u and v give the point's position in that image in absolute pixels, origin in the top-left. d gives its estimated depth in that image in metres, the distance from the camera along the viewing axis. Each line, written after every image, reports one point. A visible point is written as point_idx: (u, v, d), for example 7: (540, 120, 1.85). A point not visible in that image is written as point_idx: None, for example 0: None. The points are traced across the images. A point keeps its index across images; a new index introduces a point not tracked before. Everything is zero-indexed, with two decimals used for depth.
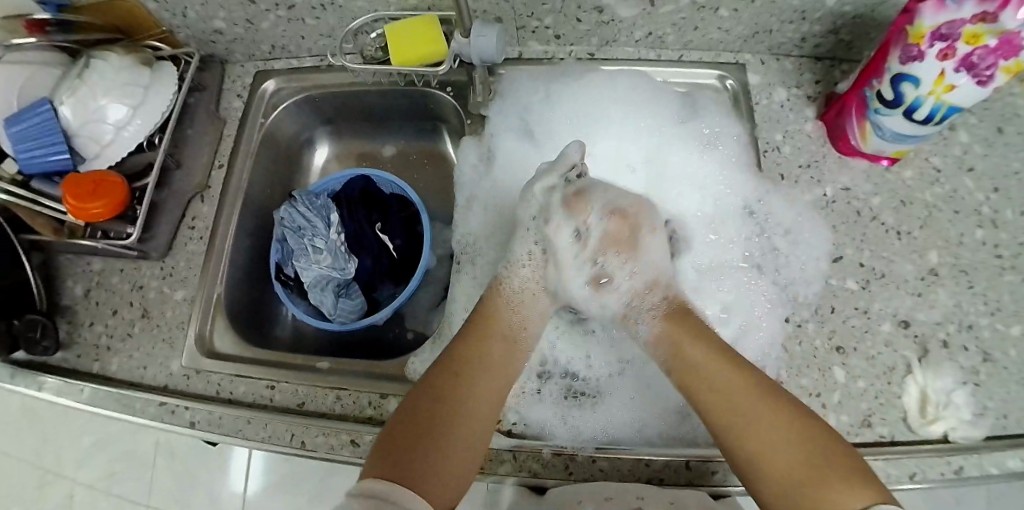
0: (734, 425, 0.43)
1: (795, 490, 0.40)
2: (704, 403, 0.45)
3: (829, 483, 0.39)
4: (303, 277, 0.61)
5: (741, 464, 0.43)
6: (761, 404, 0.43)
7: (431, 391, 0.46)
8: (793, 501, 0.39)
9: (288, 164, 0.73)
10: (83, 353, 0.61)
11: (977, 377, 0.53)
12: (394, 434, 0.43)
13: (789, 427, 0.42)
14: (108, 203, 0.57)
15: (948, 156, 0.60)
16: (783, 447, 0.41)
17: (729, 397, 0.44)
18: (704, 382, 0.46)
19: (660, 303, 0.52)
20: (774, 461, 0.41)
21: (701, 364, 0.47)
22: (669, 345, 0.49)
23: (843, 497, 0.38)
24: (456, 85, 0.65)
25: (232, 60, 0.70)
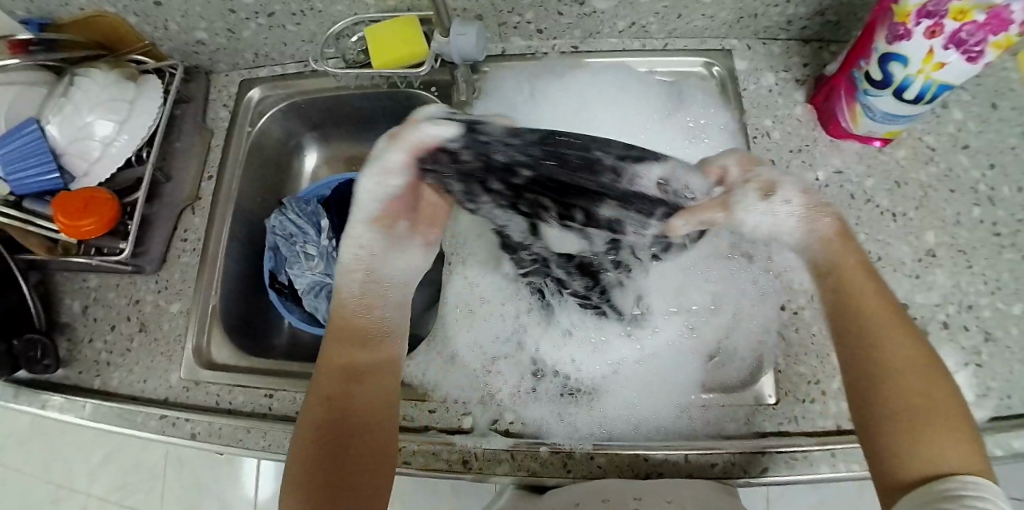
0: (875, 332, 0.40)
1: (903, 419, 0.37)
2: (853, 312, 0.41)
3: (949, 435, 0.36)
4: (297, 284, 0.62)
5: (858, 377, 0.40)
6: (907, 333, 0.40)
7: (324, 434, 0.43)
8: (894, 440, 0.37)
9: (279, 171, 0.73)
10: (84, 369, 0.61)
11: (978, 357, 0.53)
12: (297, 490, 0.41)
13: (918, 367, 0.38)
14: (100, 219, 0.57)
15: (942, 134, 0.59)
16: (916, 376, 0.38)
17: (878, 307, 0.41)
18: (863, 295, 0.41)
19: (829, 231, 0.45)
20: (903, 383, 0.38)
21: (856, 276, 0.42)
22: (824, 251, 0.44)
23: (950, 452, 0.35)
24: (441, 84, 0.64)
25: (216, 70, 0.70)
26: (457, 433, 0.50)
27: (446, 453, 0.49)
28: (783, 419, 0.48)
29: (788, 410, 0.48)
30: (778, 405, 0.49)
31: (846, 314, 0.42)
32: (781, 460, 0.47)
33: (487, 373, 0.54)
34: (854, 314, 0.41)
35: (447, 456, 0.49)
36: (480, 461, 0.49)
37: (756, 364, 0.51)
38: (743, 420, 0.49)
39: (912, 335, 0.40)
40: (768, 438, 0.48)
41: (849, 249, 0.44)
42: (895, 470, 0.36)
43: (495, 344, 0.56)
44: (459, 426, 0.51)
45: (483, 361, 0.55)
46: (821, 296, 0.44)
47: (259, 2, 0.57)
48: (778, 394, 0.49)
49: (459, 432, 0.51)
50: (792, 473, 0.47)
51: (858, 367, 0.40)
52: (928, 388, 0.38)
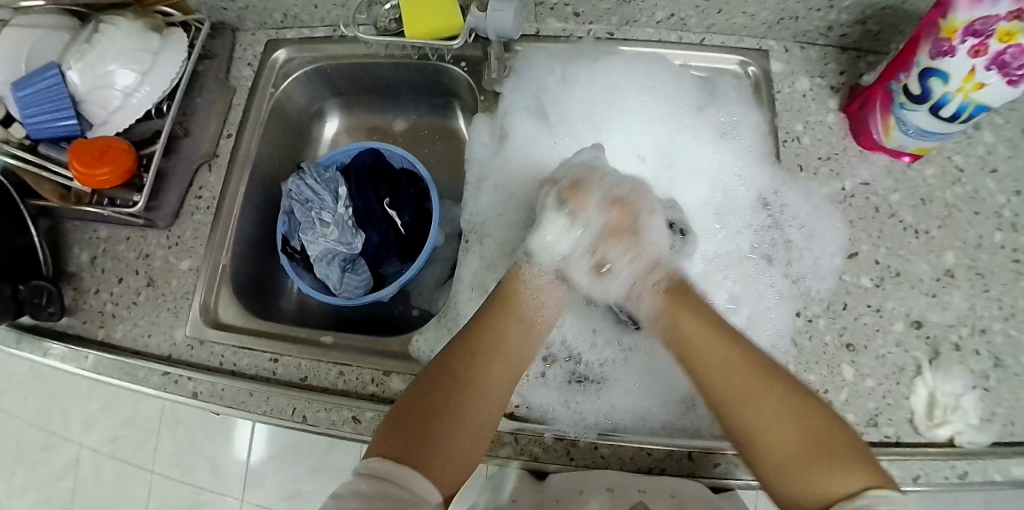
0: (716, 388, 0.44)
1: (794, 465, 0.40)
2: (694, 367, 0.46)
3: (828, 461, 0.39)
4: (310, 250, 0.61)
5: (739, 438, 0.43)
6: (747, 378, 0.43)
7: (442, 382, 0.44)
8: (790, 475, 0.40)
9: (299, 135, 0.72)
10: (89, 319, 0.61)
11: (986, 381, 0.52)
12: (398, 429, 0.42)
13: (790, 409, 0.41)
14: (115, 170, 0.56)
15: (972, 155, 0.59)
16: (780, 419, 0.41)
17: (736, 364, 0.44)
18: (694, 342, 0.46)
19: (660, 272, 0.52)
20: (752, 425, 0.42)
21: (694, 332, 0.47)
22: (657, 309, 0.50)
23: (835, 476, 0.38)
24: (471, 60, 0.63)
25: (243, 28, 0.68)
26: None
27: None
28: None
29: None
30: None
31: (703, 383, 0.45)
32: None
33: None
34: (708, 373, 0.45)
35: None
36: None
37: None
38: None
39: (771, 379, 0.43)
40: None
41: (687, 315, 0.47)
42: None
43: None
44: None
45: None
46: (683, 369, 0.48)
47: None
48: None
49: None
50: None
51: (736, 432, 0.43)
52: (805, 423, 0.41)
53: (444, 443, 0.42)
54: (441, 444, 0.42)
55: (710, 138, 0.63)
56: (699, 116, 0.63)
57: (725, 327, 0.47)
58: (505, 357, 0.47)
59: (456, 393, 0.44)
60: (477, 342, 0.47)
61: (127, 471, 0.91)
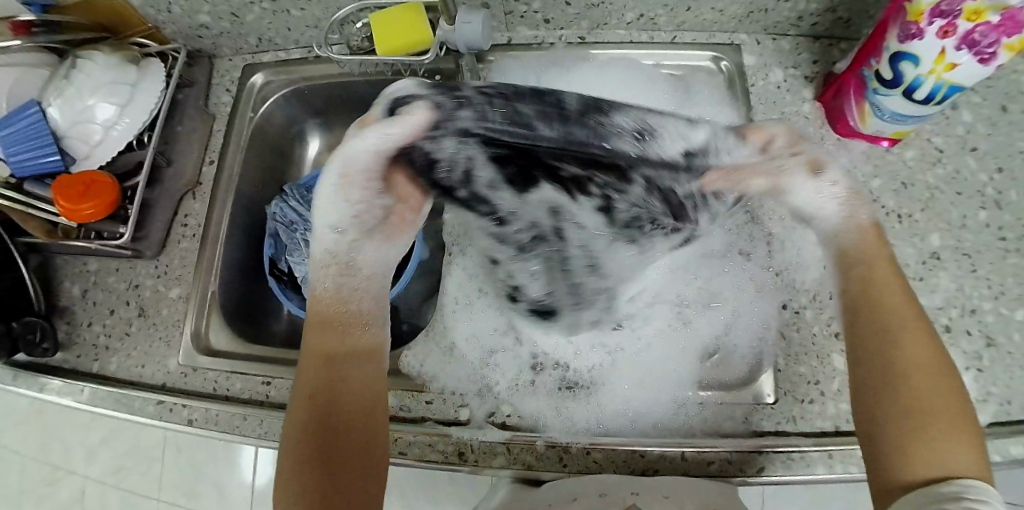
0: (889, 326, 0.40)
1: (910, 422, 0.37)
2: (874, 301, 0.42)
3: (958, 438, 0.36)
4: (296, 273, 0.62)
5: (874, 373, 0.40)
6: (920, 333, 0.40)
7: (309, 436, 0.42)
8: (906, 429, 0.37)
9: (280, 157, 0.73)
10: (83, 352, 0.61)
11: (980, 362, 0.52)
12: (294, 487, 0.40)
13: (932, 369, 0.38)
14: (99, 203, 0.56)
15: (950, 136, 0.59)
16: (924, 375, 0.38)
17: (898, 311, 0.41)
18: (885, 284, 0.42)
19: (866, 222, 0.46)
20: (906, 376, 0.38)
21: (883, 275, 0.43)
22: (850, 234, 0.46)
23: (951, 458, 0.35)
24: (446, 72, 0.64)
25: (219, 54, 0.69)
26: (454, 425, 0.51)
27: (442, 445, 0.50)
28: (780, 419, 0.48)
29: (787, 410, 0.49)
30: (777, 405, 0.49)
31: (866, 314, 0.42)
32: (779, 459, 0.47)
33: (484, 367, 0.54)
34: (862, 310, 0.42)
35: (443, 448, 0.50)
36: (476, 454, 0.49)
37: (754, 362, 0.51)
38: (740, 419, 0.49)
39: (931, 340, 0.40)
40: (764, 438, 0.48)
41: (852, 266, 0.45)
42: (908, 468, 0.36)
43: (494, 336, 0.56)
44: (456, 419, 0.51)
45: (480, 354, 0.55)
46: (839, 292, 0.45)
47: None
48: (778, 393, 0.49)
49: (456, 424, 0.51)
50: (788, 472, 0.47)
51: (869, 376, 0.40)
52: (943, 388, 0.38)
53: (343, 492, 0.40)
54: (348, 469, 0.41)
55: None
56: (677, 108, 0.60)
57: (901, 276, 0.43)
58: (348, 367, 0.45)
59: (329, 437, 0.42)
60: (325, 380, 0.44)
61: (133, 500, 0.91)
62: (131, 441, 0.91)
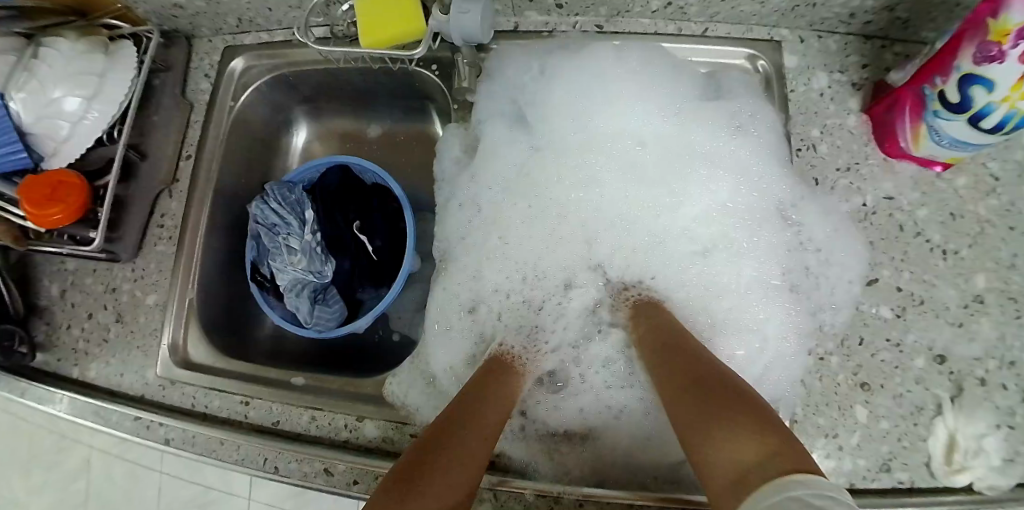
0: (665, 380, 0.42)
1: (696, 434, 0.35)
2: (653, 371, 0.45)
3: (735, 431, 0.33)
4: (279, 280, 0.58)
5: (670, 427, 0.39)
6: (682, 363, 0.42)
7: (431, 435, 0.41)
8: (701, 433, 0.35)
9: (267, 146, 0.68)
10: (62, 357, 0.59)
11: (1011, 419, 0.47)
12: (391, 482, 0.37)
13: (704, 383, 0.38)
14: (67, 208, 0.52)
15: (1009, 161, 0.52)
16: (699, 393, 0.38)
17: (661, 352, 0.45)
18: (656, 351, 0.46)
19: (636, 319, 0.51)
20: (681, 409, 0.38)
21: (653, 340, 0.47)
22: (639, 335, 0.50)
23: (729, 450, 0.32)
24: (443, 62, 0.57)
25: (199, 35, 0.63)
26: None
27: None
28: None
29: None
30: None
31: (654, 364, 0.45)
32: None
33: None
34: (662, 358, 0.44)
35: None
36: None
37: None
38: None
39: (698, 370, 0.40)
40: None
41: (647, 326, 0.50)
42: (712, 474, 0.32)
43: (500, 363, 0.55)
44: None
45: None
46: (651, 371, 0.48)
47: None
48: None
49: None
50: None
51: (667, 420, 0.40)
52: (712, 394, 0.37)
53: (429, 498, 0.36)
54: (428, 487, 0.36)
55: (723, 133, 0.57)
56: (710, 111, 0.56)
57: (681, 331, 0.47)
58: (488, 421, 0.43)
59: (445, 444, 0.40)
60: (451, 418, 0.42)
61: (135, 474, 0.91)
62: None
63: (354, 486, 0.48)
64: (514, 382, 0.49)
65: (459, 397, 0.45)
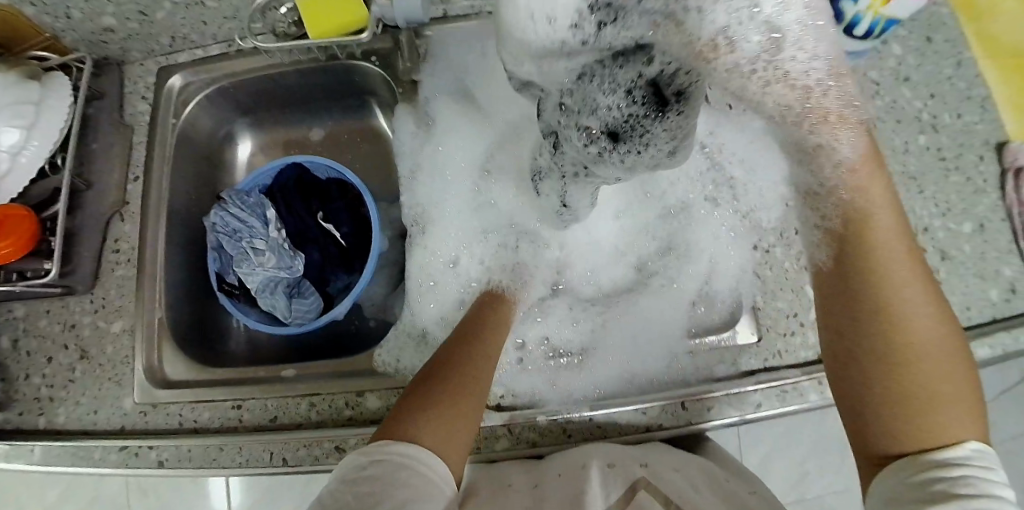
0: (903, 294, 0.37)
1: (924, 392, 0.36)
2: (877, 265, 0.39)
3: (961, 409, 0.36)
4: (249, 283, 0.57)
5: (866, 338, 0.38)
6: (917, 292, 0.38)
7: (438, 369, 0.43)
8: (920, 405, 0.36)
9: (211, 164, 0.67)
10: (24, 409, 0.54)
11: (937, 276, 0.56)
12: (402, 411, 0.40)
13: (937, 344, 0.37)
14: (18, 241, 0.50)
15: (885, 69, 0.61)
16: (935, 355, 0.37)
17: (890, 247, 0.39)
18: (889, 244, 0.39)
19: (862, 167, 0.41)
20: (913, 345, 0.37)
21: (881, 229, 0.40)
22: (848, 197, 0.41)
23: (961, 428, 0.36)
24: (381, 53, 0.60)
25: (129, 59, 0.62)
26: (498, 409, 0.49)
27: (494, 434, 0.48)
28: (769, 354, 0.50)
29: (772, 346, 0.50)
30: (761, 342, 0.50)
31: (866, 274, 0.39)
32: (774, 394, 0.48)
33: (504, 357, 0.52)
34: (897, 268, 0.38)
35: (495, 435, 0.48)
36: (478, 440, 0.47)
37: (734, 303, 0.53)
38: (729, 362, 0.50)
39: (935, 303, 0.38)
40: (756, 375, 0.49)
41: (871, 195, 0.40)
42: (924, 436, 0.36)
43: None
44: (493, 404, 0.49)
45: None
46: (843, 242, 0.41)
47: None
48: (760, 330, 0.51)
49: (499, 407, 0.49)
50: (784, 404, 0.48)
51: (865, 330, 0.38)
52: (946, 353, 0.37)
53: (444, 431, 0.39)
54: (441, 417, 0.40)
55: None
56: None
57: (906, 229, 0.40)
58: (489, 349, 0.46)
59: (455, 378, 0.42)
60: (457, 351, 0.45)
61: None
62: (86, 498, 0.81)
63: None
64: (508, 310, 0.52)
65: (458, 330, 0.48)
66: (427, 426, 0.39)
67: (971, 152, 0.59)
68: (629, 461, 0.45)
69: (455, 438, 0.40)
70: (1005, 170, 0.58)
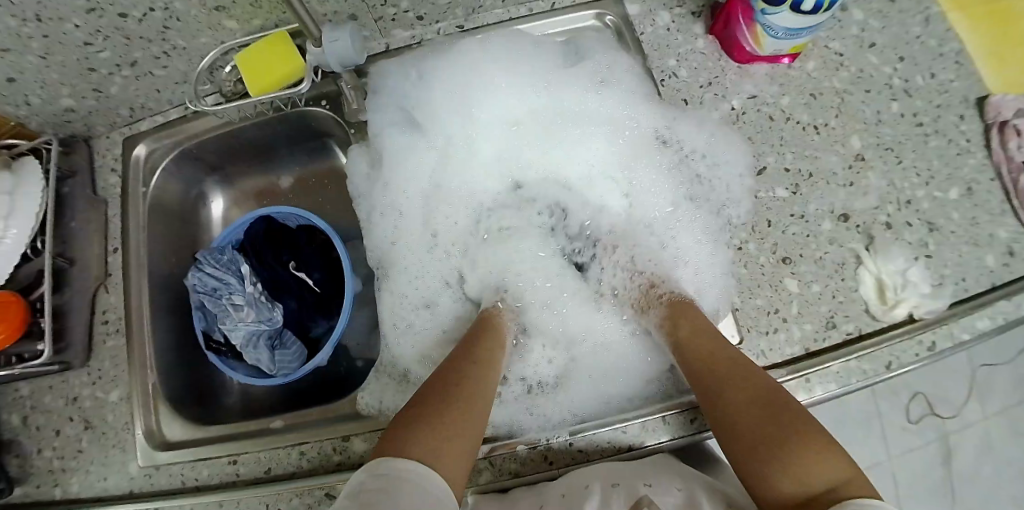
0: (716, 377, 0.42)
1: (759, 453, 0.38)
2: (690, 363, 0.45)
3: (804, 454, 0.36)
4: (233, 339, 0.59)
5: (709, 421, 0.42)
6: (724, 369, 0.43)
7: (440, 390, 0.43)
8: (760, 467, 0.38)
9: (188, 223, 0.69)
10: (40, 482, 0.57)
11: (926, 249, 0.53)
12: (408, 428, 0.39)
13: (759, 405, 0.40)
14: (9, 326, 0.52)
15: (847, 38, 0.58)
16: (757, 411, 0.40)
17: (691, 346, 0.46)
18: (695, 343, 0.46)
19: (665, 306, 0.51)
20: (739, 415, 0.40)
21: (687, 337, 0.47)
22: (666, 326, 0.50)
23: (811, 471, 0.36)
24: (331, 95, 0.60)
25: (96, 134, 0.64)
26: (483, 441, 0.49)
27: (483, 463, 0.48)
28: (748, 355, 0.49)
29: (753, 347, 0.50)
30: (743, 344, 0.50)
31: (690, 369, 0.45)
32: None
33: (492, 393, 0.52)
34: (697, 364, 0.45)
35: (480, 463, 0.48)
36: None
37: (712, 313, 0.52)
38: None
39: (751, 373, 0.42)
40: None
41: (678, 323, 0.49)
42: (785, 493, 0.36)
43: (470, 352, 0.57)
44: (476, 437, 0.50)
45: None
46: (676, 355, 0.49)
47: (117, 53, 0.52)
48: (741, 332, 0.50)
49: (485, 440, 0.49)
50: None
51: (705, 415, 0.43)
52: (769, 410, 0.39)
53: (451, 448, 0.39)
54: (443, 435, 0.39)
55: (589, 90, 0.59)
56: (573, 74, 0.59)
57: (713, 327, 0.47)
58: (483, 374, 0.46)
59: (456, 399, 0.43)
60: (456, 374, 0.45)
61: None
62: None
63: None
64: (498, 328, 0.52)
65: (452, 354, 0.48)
66: (427, 442, 0.38)
67: (950, 112, 0.56)
68: (632, 480, 0.43)
69: (460, 455, 0.39)
70: (988, 126, 0.55)
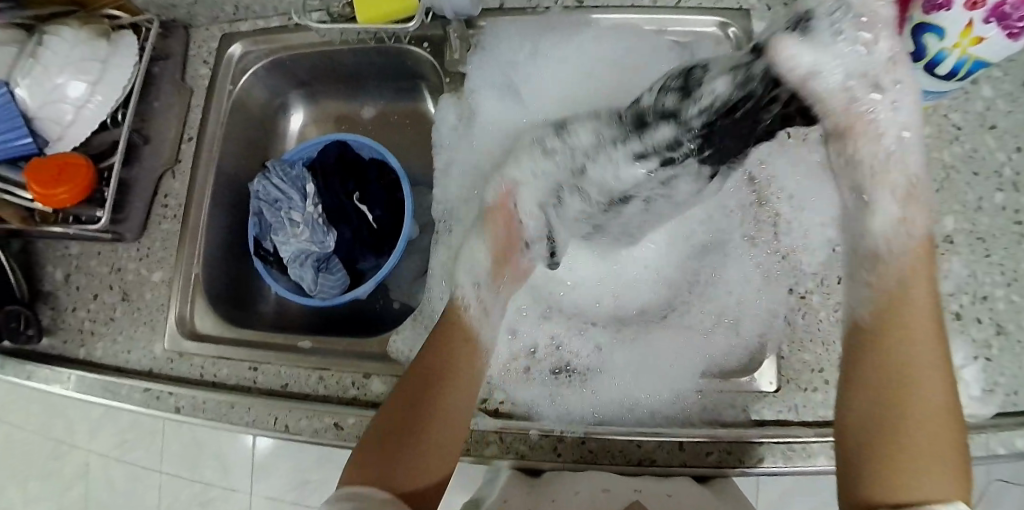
0: (910, 357, 0.37)
1: (919, 451, 0.34)
2: (897, 319, 0.39)
3: (942, 471, 0.34)
4: (282, 252, 0.60)
5: (884, 359, 0.38)
6: (928, 350, 0.37)
7: (406, 401, 0.45)
8: (890, 462, 0.35)
9: (263, 130, 0.70)
10: (68, 339, 0.59)
11: (988, 351, 0.50)
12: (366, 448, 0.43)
13: (940, 414, 0.35)
14: (75, 187, 0.53)
15: (969, 113, 0.55)
16: (929, 419, 0.35)
17: (928, 313, 0.39)
18: (923, 312, 0.39)
19: (921, 242, 0.43)
20: (911, 405, 0.36)
21: (917, 299, 0.40)
22: (912, 259, 0.42)
23: (932, 486, 0.33)
24: (434, 40, 0.60)
25: (196, 24, 0.65)
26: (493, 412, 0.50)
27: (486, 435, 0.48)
28: (783, 407, 0.47)
29: (789, 399, 0.47)
30: (779, 393, 0.48)
31: (898, 315, 0.39)
32: (779, 450, 0.46)
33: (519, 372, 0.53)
34: (901, 336, 0.38)
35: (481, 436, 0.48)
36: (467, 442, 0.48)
37: (755, 348, 0.50)
38: (741, 408, 0.48)
39: (942, 379, 0.37)
40: (765, 427, 0.47)
41: (924, 282, 0.41)
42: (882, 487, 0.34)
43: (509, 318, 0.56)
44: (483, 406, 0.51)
45: None
46: (867, 309, 0.42)
47: None
48: (780, 381, 0.48)
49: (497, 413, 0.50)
50: (787, 464, 0.46)
51: (861, 369, 0.39)
52: (944, 423, 0.35)
53: (411, 454, 0.42)
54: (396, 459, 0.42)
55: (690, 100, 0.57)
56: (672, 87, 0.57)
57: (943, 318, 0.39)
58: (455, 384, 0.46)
59: (425, 404, 0.44)
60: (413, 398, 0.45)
61: (119, 475, 0.81)
62: (98, 425, 0.81)
63: (363, 438, 0.50)
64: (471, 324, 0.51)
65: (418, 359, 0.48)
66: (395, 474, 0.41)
67: None
68: (623, 487, 0.45)
69: (427, 457, 0.43)
70: None
